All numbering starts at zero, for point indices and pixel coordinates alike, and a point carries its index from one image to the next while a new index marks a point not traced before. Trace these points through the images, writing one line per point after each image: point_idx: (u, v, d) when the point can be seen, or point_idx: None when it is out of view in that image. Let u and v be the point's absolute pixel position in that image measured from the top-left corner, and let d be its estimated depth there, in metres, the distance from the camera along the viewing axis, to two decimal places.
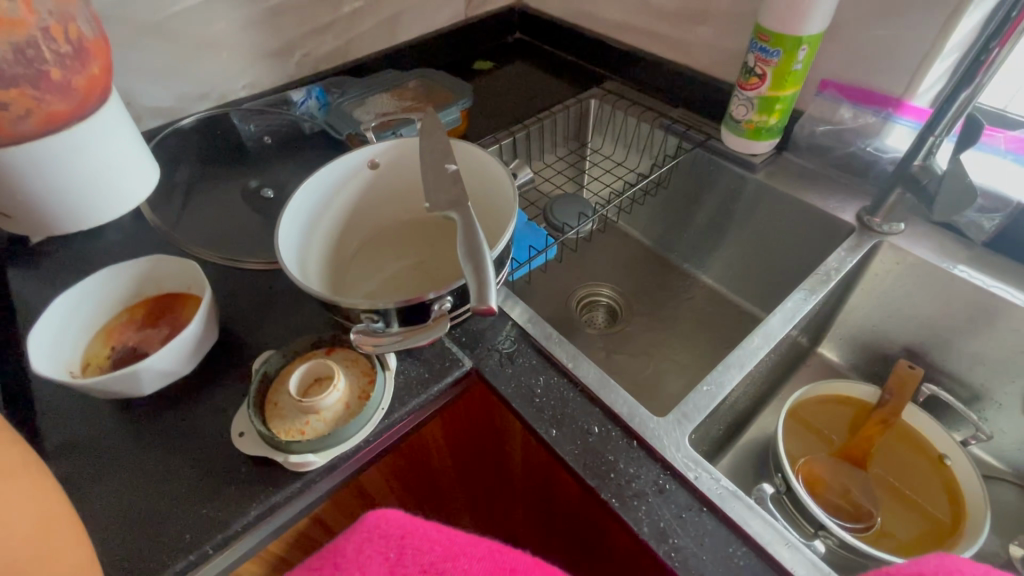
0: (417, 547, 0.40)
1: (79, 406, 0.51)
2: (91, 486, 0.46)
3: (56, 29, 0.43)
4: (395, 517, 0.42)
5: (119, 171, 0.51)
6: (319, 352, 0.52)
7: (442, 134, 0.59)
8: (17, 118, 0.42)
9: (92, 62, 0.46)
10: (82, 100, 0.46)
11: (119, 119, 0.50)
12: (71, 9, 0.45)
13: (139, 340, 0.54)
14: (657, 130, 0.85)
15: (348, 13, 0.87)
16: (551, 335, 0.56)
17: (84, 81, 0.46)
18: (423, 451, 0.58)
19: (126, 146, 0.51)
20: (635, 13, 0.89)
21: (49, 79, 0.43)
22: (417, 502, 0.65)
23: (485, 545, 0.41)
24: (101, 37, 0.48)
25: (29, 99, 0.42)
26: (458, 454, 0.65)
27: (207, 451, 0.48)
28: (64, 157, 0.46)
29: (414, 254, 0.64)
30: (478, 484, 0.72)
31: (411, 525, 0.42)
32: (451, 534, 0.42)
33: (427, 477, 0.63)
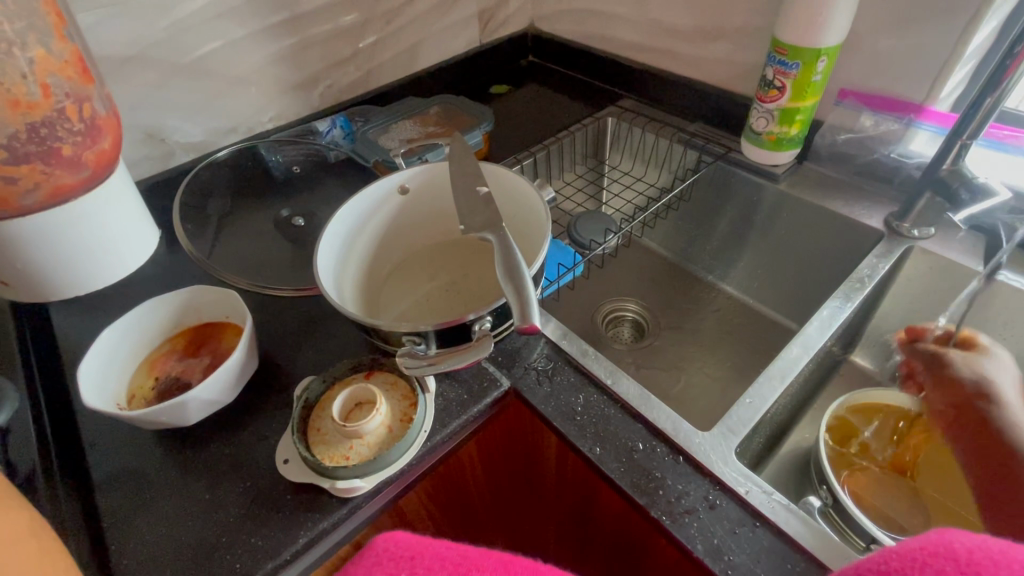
0: (429, 567, 0.36)
1: (124, 439, 0.51)
2: (139, 518, 0.46)
3: (71, 109, 0.45)
4: (405, 538, 0.38)
5: (122, 237, 0.53)
6: (359, 376, 0.53)
7: (472, 158, 0.60)
8: (23, 193, 0.44)
9: (103, 138, 0.48)
10: (90, 173, 0.47)
11: (119, 190, 0.52)
12: (87, 89, 0.46)
13: (182, 371, 0.55)
14: (676, 145, 0.86)
15: (369, 44, 0.90)
16: (587, 351, 0.56)
17: (94, 156, 0.47)
18: (462, 473, 0.58)
19: (128, 213, 0.53)
20: (648, 33, 0.91)
21: (59, 155, 0.44)
22: (454, 525, 0.64)
23: (497, 557, 0.37)
24: (113, 114, 0.50)
25: (37, 174, 0.44)
26: (495, 474, 0.64)
27: (253, 479, 0.48)
28: (72, 228, 0.48)
29: (445, 276, 0.65)
30: (513, 504, 0.71)
31: (421, 545, 0.37)
32: (462, 549, 0.37)
33: (464, 498, 0.62)
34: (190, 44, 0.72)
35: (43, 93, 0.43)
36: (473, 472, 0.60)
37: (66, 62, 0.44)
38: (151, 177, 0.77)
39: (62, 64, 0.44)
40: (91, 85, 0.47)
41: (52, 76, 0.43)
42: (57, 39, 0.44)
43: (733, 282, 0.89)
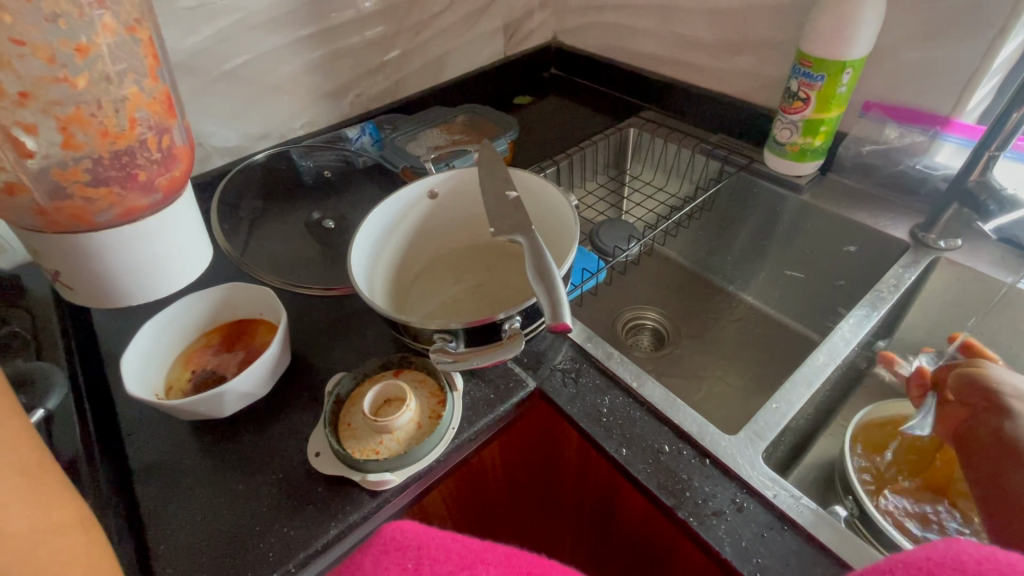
0: (434, 557, 0.36)
1: (159, 429, 0.53)
2: (175, 506, 0.48)
3: (152, 140, 0.44)
4: (411, 527, 0.38)
5: (180, 254, 0.50)
6: (387, 373, 0.54)
7: (501, 164, 0.62)
8: (98, 211, 0.43)
9: (177, 166, 0.47)
10: (160, 198, 0.46)
11: (179, 214, 0.50)
12: (169, 122, 0.46)
13: (217, 364, 0.56)
14: (698, 156, 0.88)
15: (399, 54, 0.92)
16: (612, 354, 0.57)
17: (167, 182, 0.46)
18: (484, 472, 0.59)
19: (183, 235, 0.50)
20: (671, 46, 0.93)
21: (136, 180, 0.44)
22: (474, 525, 0.65)
23: (501, 551, 0.37)
24: (189, 143, 0.49)
25: (113, 196, 0.43)
26: (515, 475, 0.65)
27: (286, 470, 0.49)
28: (134, 242, 0.46)
29: (472, 279, 0.66)
30: (531, 506, 0.71)
31: (426, 536, 0.37)
32: (468, 542, 0.37)
33: (484, 498, 0.63)
34: (230, 52, 0.76)
35: (129, 123, 0.42)
36: (494, 471, 0.60)
37: (155, 94, 0.44)
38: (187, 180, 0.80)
39: (151, 100, 0.44)
40: (174, 119, 0.47)
41: (139, 108, 0.43)
42: (150, 76, 0.44)
43: (753, 292, 0.89)
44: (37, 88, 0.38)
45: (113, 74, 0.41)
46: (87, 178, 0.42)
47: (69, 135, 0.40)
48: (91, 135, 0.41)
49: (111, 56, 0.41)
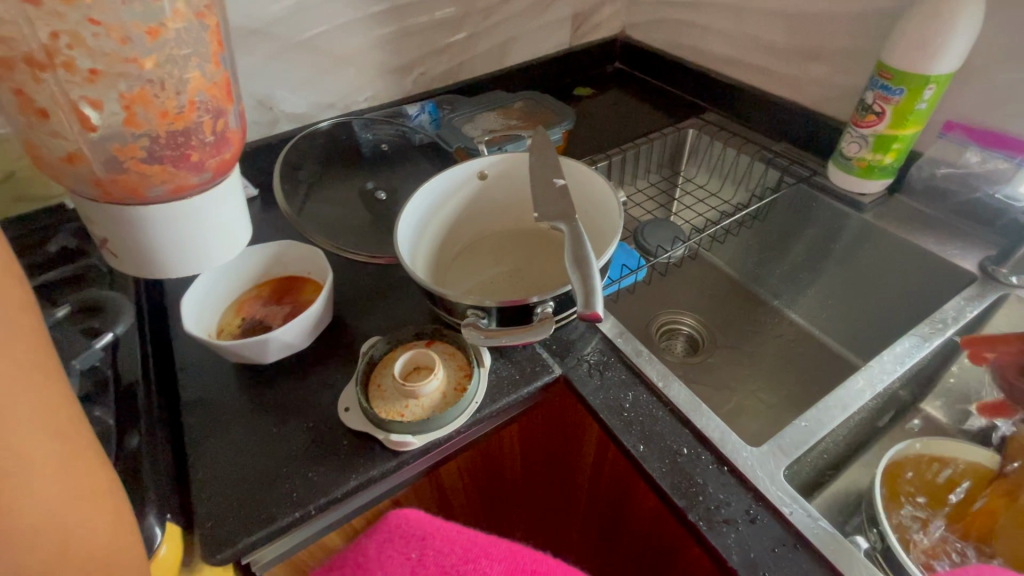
0: (436, 548, 0.44)
1: (208, 368, 0.57)
2: (213, 439, 0.51)
3: (209, 124, 0.40)
4: (415, 519, 0.46)
5: (224, 239, 0.45)
6: (420, 342, 0.56)
7: (552, 152, 0.62)
8: (149, 186, 0.39)
9: (230, 149, 0.42)
10: (210, 179, 0.42)
11: (225, 194, 0.44)
12: (227, 106, 0.42)
13: (265, 314, 0.60)
14: (757, 163, 0.85)
15: (465, 37, 0.94)
16: (641, 352, 0.56)
17: (218, 165, 0.42)
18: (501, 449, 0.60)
19: (228, 218, 0.45)
20: (743, 48, 0.90)
21: (188, 160, 0.40)
22: (487, 499, 0.67)
23: (506, 547, 0.45)
24: (243, 128, 0.45)
25: (165, 173, 0.39)
26: (531, 457, 0.66)
27: (317, 420, 0.52)
28: (181, 223, 0.42)
29: (511, 262, 0.67)
30: (544, 490, 0.73)
31: (430, 527, 0.46)
32: (471, 536, 0.45)
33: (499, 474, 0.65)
34: (308, 23, 0.79)
35: (188, 104, 0.39)
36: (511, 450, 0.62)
37: (216, 79, 0.40)
38: (256, 141, 0.84)
39: (212, 84, 0.40)
40: (232, 103, 0.42)
41: (201, 93, 0.39)
42: (214, 61, 0.40)
43: (800, 310, 0.85)
44: (107, 66, 0.35)
45: (181, 55, 0.37)
46: (144, 158, 0.38)
47: (131, 114, 0.37)
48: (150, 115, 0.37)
49: (182, 39, 0.37)
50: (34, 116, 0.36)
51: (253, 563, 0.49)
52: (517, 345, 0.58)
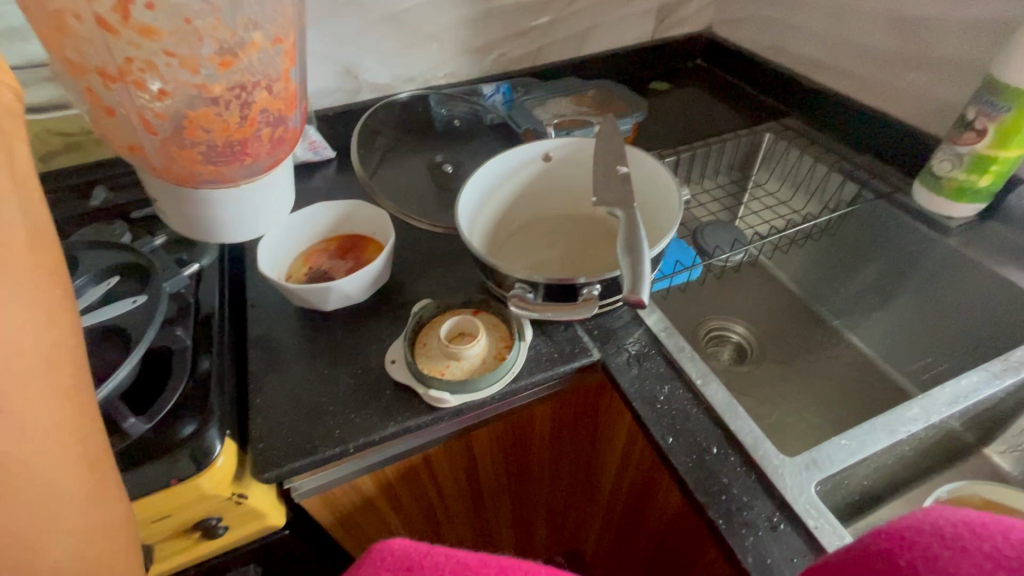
0: None
1: (273, 309, 0.62)
2: (270, 372, 0.56)
3: (267, 134, 0.44)
4: (400, 547, 0.33)
5: (264, 215, 0.51)
6: (466, 310, 0.58)
7: (618, 140, 0.62)
8: (203, 180, 0.45)
9: (282, 150, 0.47)
10: (258, 171, 0.47)
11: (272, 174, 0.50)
12: (288, 114, 0.45)
13: (330, 266, 0.64)
14: (834, 174, 0.81)
15: (548, 21, 0.95)
16: (684, 348, 0.56)
17: (271, 163, 0.47)
18: (531, 422, 0.63)
19: (272, 192, 0.51)
20: (837, 51, 0.86)
21: (241, 164, 0.45)
22: (512, 467, 0.70)
23: (496, 565, 0.32)
24: (301, 124, 0.48)
25: (218, 172, 0.44)
26: (560, 434, 0.68)
27: (364, 369, 0.56)
28: (232, 200, 0.48)
29: (564, 246, 0.69)
30: (569, 469, 0.75)
31: (419, 555, 0.33)
32: (461, 557, 0.33)
33: (526, 445, 0.67)
34: None
35: (249, 120, 0.42)
36: (540, 424, 0.64)
37: (281, 97, 0.44)
38: (339, 107, 0.89)
39: (276, 99, 0.43)
40: (293, 110, 0.46)
41: (263, 112, 0.43)
42: (283, 78, 0.43)
43: (862, 334, 0.81)
44: (175, 89, 0.39)
45: (248, 79, 0.41)
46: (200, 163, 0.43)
47: (193, 128, 0.41)
48: (213, 131, 0.41)
49: (251, 66, 0.41)
50: (102, 111, 0.41)
51: (294, 489, 0.54)
52: (561, 326, 0.59)
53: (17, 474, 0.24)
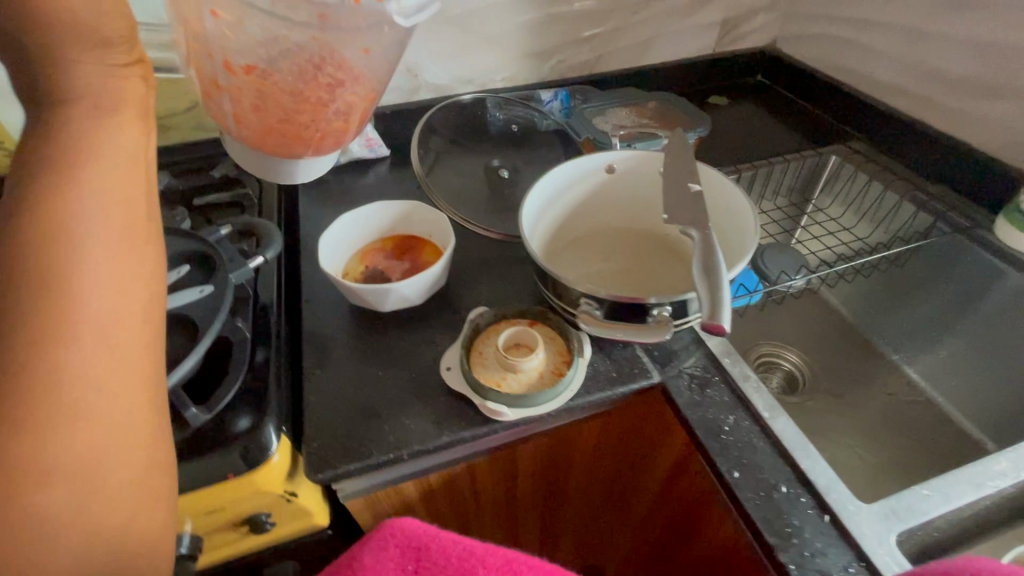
0: (434, 560, 0.39)
1: (328, 305, 0.62)
2: (324, 370, 0.56)
3: (336, 143, 0.42)
4: (411, 527, 0.42)
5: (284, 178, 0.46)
6: (523, 321, 0.57)
7: (688, 155, 0.60)
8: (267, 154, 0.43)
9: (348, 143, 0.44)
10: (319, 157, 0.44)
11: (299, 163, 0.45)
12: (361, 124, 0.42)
13: (386, 266, 0.64)
14: (905, 204, 0.78)
15: (610, 29, 0.93)
16: (749, 377, 0.54)
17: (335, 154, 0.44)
18: (577, 437, 0.61)
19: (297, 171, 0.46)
20: (913, 75, 0.82)
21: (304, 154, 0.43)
22: (552, 480, 0.68)
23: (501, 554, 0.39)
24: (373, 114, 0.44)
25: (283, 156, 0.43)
26: (604, 452, 0.66)
27: (419, 374, 0.55)
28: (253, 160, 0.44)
29: (620, 261, 0.67)
30: (609, 487, 0.73)
31: (429, 536, 0.41)
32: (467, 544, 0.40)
33: (569, 461, 0.66)
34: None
35: (320, 137, 0.40)
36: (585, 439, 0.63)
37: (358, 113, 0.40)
38: (396, 106, 0.89)
39: (352, 123, 0.40)
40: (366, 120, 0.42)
41: (337, 129, 0.40)
42: (363, 109, 0.40)
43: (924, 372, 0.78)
44: (263, 112, 0.38)
45: (329, 106, 0.38)
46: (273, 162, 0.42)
47: (270, 136, 0.40)
48: (288, 140, 0.40)
49: (334, 97, 0.37)
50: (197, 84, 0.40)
51: (340, 490, 0.53)
52: (619, 344, 0.57)
53: (74, 333, 0.26)
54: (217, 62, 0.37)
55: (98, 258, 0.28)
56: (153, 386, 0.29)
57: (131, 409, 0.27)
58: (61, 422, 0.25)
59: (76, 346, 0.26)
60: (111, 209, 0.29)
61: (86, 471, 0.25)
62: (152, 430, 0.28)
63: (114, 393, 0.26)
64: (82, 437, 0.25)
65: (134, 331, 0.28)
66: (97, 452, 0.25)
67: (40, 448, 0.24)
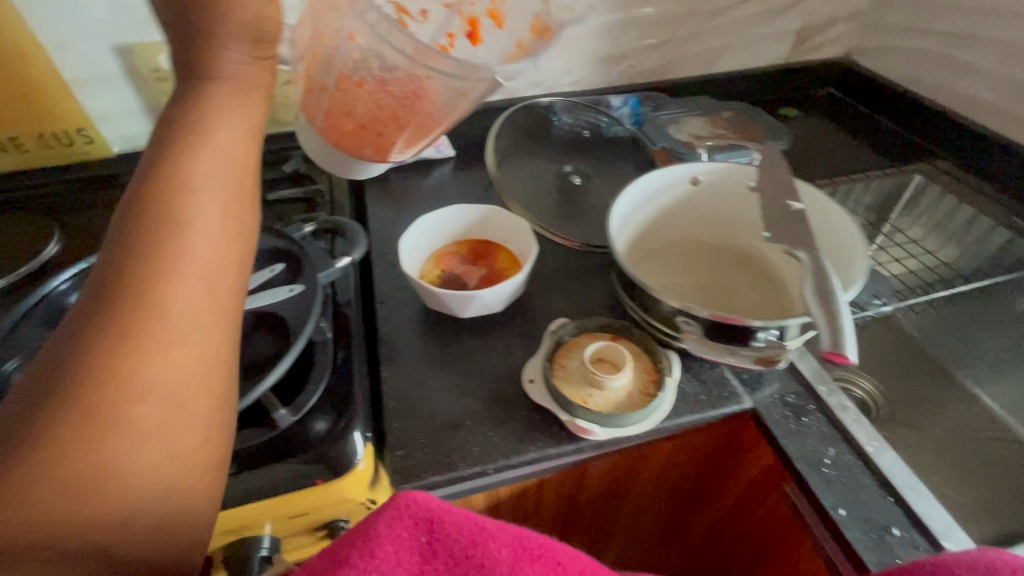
0: (452, 537, 0.31)
1: (401, 307, 0.60)
2: (400, 376, 0.54)
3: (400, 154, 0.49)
4: (423, 497, 0.32)
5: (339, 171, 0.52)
6: (606, 335, 0.55)
7: (784, 170, 0.58)
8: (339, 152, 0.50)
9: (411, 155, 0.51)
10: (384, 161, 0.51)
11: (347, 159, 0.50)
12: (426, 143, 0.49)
13: (463, 271, 0.62)
14: (999, 229, 0.77)
15: (684, 36, 0.91)
16: (849, 408, 0.51)
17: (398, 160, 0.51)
18: (646, 458, 0.59)
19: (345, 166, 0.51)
20: (1007, 96, 0.79)
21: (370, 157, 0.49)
22: (610, 504, 0.65)
23: (512, 531, 0.32)
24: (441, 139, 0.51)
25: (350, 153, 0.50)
26: (668, 477, 0.63)
27: (499, 384, 0.54)
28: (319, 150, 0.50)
29: (701, 276, 0.65)
30: (665, 512, 0.70)
31: (443, 508, 0.32)
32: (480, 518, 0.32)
33: (632, 484, 0.63)
34: None
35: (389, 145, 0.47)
36: (653, 462, 0.60)
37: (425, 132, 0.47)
38: None
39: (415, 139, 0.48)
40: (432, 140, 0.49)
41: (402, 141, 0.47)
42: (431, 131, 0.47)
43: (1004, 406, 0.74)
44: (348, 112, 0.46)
45: (402, 120, 0.45)
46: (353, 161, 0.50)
47: (348, 137, 0.47)
48: (372, 147, 0.48)
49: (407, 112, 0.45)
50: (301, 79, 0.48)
51: None
52: (706, 365, 0.55)
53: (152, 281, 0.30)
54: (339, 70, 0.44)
55: (208, 216, 0.32)
56: (224, 339, 0.32)
57: (212, 349, 0.31)
58: (159, 345, 0.29)
59: (172, 280, 0.30)
60: (227, 177, 0.34)
61: (151, 388, 0.29)
62: (214, 381, 0.32)
63: (199, 330, 0.31)
64: (167, 363, 0.29)
65: (216, 282, 0.32)
66: (183, 378, 0.30)
67: (141, 364, 0.29)
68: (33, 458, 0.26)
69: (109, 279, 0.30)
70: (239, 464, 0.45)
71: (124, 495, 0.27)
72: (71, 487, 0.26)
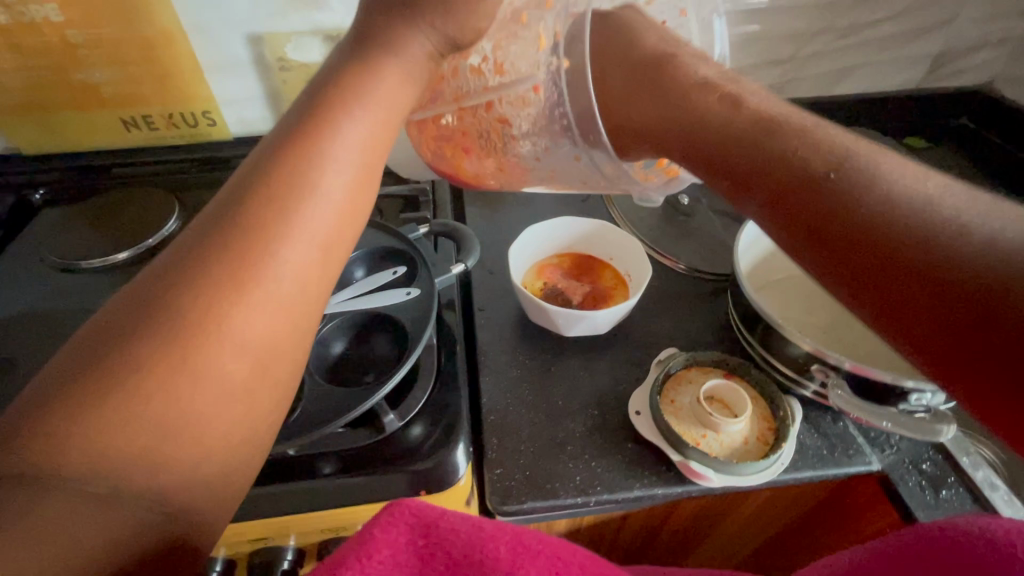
0: (449, 542, 0.29)
1: (501, 316, 0.59)
2: (500, 390, 0.53)
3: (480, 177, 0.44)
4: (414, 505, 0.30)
5: None
6: (718, 371, 0.52)
7: None
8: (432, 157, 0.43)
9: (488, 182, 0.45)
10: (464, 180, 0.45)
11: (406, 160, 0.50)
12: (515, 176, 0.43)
13: (566, 286, 0.60)
14: None
15: (811, 53, 0.84)
16: (997, 487, 0.46)
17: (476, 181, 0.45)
18: (743, 506, 0.54)
19: None
20: None
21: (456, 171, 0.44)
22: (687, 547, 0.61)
23: (509, 529, 0.30)
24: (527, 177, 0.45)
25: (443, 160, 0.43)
26: (758, 527, 0.58)
27: (603, 412, 0.51)
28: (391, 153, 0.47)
29: (822, 317, 0.59)
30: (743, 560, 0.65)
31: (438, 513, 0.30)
32: (472, 519, 0.30)
33: (718, 529, 0.58)
34: None
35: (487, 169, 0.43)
36: (746, 511, 0.55)
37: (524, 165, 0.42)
38: None
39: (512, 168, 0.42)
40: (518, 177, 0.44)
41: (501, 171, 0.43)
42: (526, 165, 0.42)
43: None
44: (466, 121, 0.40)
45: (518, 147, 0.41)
46: (415, 152, 0.45)
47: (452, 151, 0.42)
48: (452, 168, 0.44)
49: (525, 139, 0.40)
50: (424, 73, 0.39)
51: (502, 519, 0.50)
52: (827, 417, 0.51)
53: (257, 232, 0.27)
54: (476, 83, 0.38)
55: (335, 189, 0.28)
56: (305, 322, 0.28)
57: (304, 323, 0.28)
58: (251, 303, 0.26)
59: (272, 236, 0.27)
60: (367, 152, 0.30)
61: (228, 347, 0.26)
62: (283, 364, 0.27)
63: (295, 300, 0.27)
64: (245, 325, 0.26)
65: (312, 254, 0.28)
66: (253, 347, 0.26)
67: (235, 319, 0.26)
68: (111, 383, 0.24)
69: (219, 220, 0.27)
70: (339, 463, 0.45)
71: (190, 450, 0.25)
72: (145, 423, 0.24)
